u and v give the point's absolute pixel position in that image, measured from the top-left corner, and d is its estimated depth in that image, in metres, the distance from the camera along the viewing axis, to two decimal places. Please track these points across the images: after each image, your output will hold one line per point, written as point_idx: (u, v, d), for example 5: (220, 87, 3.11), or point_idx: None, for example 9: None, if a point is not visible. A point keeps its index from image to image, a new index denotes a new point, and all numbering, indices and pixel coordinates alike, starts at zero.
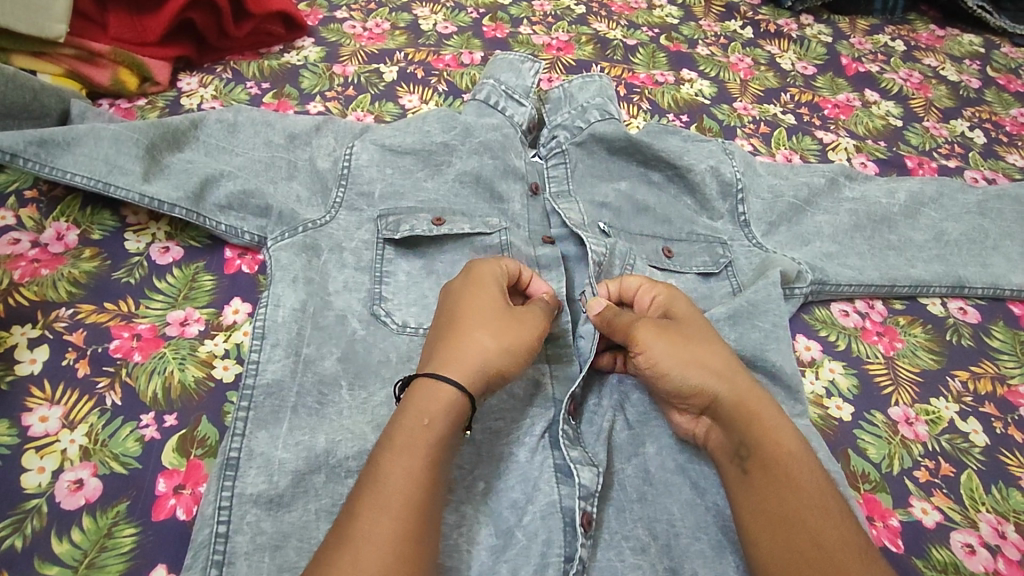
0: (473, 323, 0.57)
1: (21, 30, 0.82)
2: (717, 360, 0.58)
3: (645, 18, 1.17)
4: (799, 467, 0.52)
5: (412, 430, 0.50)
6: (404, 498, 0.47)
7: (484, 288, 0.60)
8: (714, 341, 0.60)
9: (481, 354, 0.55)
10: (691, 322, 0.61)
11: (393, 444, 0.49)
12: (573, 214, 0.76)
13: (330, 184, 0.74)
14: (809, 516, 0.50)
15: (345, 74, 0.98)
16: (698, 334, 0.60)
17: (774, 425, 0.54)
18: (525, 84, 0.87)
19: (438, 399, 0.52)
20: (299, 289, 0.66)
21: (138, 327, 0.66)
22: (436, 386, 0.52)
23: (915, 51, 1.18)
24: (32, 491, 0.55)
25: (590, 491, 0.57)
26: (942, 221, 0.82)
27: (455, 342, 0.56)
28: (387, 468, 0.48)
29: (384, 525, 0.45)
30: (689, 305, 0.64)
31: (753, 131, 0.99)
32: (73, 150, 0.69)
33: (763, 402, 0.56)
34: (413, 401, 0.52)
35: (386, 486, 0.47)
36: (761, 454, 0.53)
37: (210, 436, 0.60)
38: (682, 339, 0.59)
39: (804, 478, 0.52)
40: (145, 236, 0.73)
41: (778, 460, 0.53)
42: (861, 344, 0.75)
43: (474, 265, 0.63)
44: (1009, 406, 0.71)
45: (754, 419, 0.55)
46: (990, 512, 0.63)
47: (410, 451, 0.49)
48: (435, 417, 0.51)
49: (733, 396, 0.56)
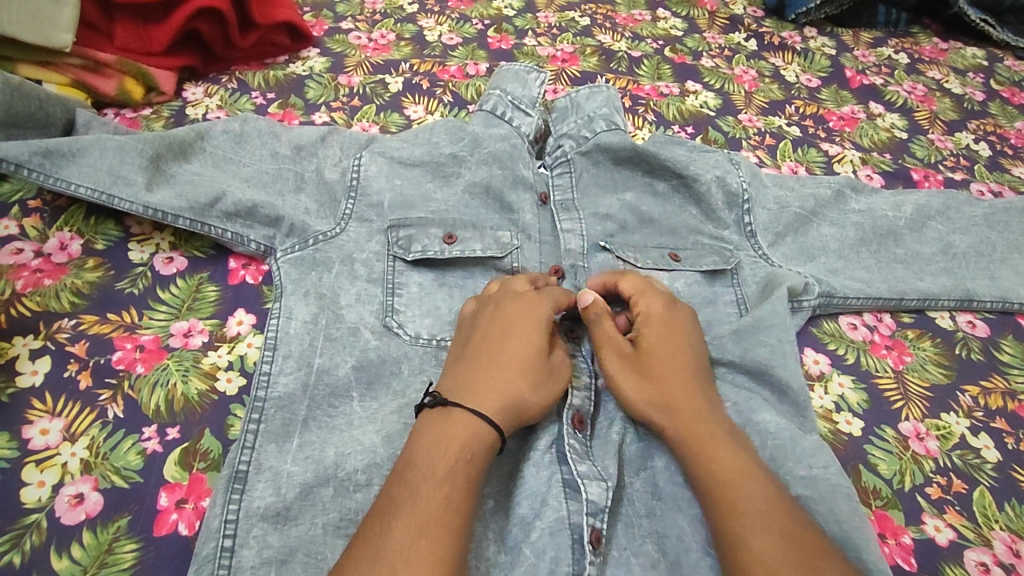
0: (517, 368, 0.57)
1: (28, 40, 0.82)
2: (673, 387, 0.59)
3: (649, 30, 1.18)
4: (745, 490, 0.51)
5: (454, 459, 0.50)
6: (442, 522, 0.46)
7: (531, 331, 0.60)
8: (677, 367, 0.60)
9: (517, 394, 0.56)
10: (659, 347, 0.62)
11: (435, 471, 0.49)
12: (572, 239, 0.76)
13: (339, 195, 0.74)
14: (751, 536, 0.49)
15: (350, 85, 0.98)
16: (658, 360, 0.61)
17: (719, 455, 0.54)
18: (531, 95, 0.87)
19: (480, 436, 0.52)
20: (311, 302, 0.65)
21: (141, 338, 0.65)
22: (476, 423, 0.52)
23: (918, 64, 1.18)
24: (32, 505, 0.54)
25: (600, 507, 0.55)
26: (949, 234, 0.82)
27: (496, 384, 0.55)
28: (426, 491, 0.47)
29: (422, 546, 0.45)
30: (668, 327, 0.64)
31: (759, 143, 0.99)
32: (77, 161, 0.69)
33: (712, 427, 0.56)
34: (457, 430, 0.52)
35: (425, 509, 0.47)
36: (704, 479, 0.53)
37: (213, 449, 0.59)
38: (637, 370, 0.61)
39: (747, 500, 0.51)
40: (148, 247, 0.73)
41: (721, 483, 0.52)
42: (870, 358, 0.74)
43: (528, 299, 0.63)
44: (1020, 421, 0.71)
45: (700, 449, 0.55)
46: (1003, 530, 0.62)
47: (453, 480, 0.49)
48: (479, 450, 0.51)
49: (678, 424, 0.57)
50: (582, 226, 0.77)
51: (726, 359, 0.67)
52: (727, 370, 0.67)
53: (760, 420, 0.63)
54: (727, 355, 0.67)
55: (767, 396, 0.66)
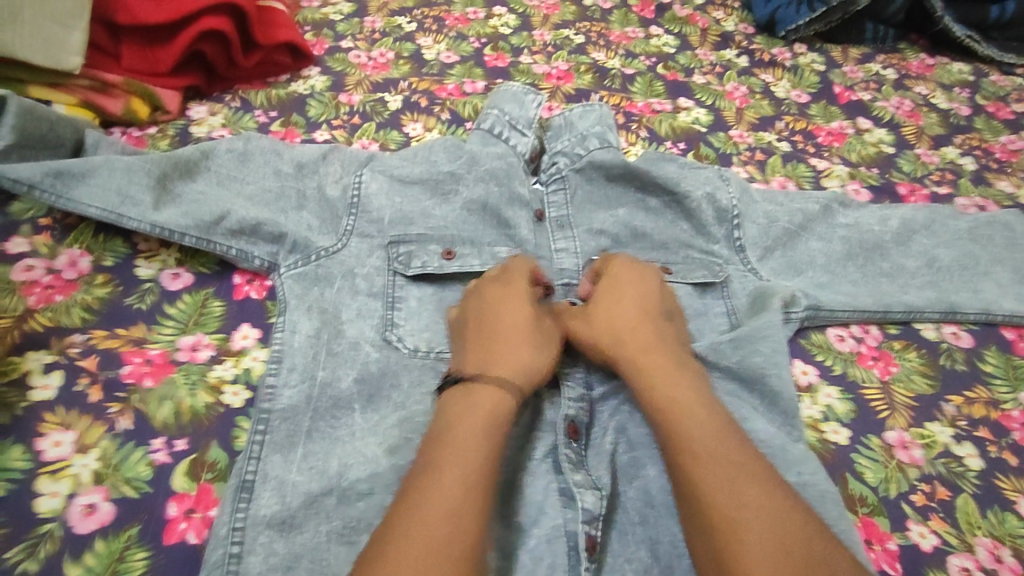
0: (516, 341, 0.62)
1: (38, 62, 0.84)
2: (627, 335, 0.64)
3: (642, 47, 1.20)
4: (707, 436, 0.54)
5: (486, 421, 0.54)
6: (486, 476, 0.51)
7: (518, 307, 0.65)
8: (631, 317, 0.66)
9: (527, 364, 0.60)
10: (616, 301, 0.67)
11: (476, 430, 0.53)
12: (566, 257, 0.79)
13: (340, 212, 0.76)
14: (713, 480, 0.51)
15: (351, 103, 1.00)
16: (615, 314, 0.66)
17: (682, 404, 0.57)
18: (528, 115, 0.89)
19: (502, 401, 0.56)
20: (313, 316, 0.68)
21: (149, 352, 0.67)
22: (497, 393, 0.57)
23: (905, 80, 1.21)
24: (45, 516, 0.56)
25: (595, 515, 0.57)
26: (933, 247, 0.84)
27: (501, 359, 0.60)
28: (472, 447, 0.52)
29: (471, 492, 0.49)
30: (626, 285, 0.69)
31: (749, 158, 1.01)
32: (88, 181, 0.71)
33: (667, 370, 0.60)
34: (479, 400, 0.56)
35: (471, 462, 0.51)
36: (664, 421, 0.57)
37: (220, 460, 0.61)
38: (590, 322, 0.67)
39: (711, 447, 0.53)
40: (156, 263, 0.75)
41: (681, 428, 0.55)
42: (856, 369, 0.76)
43: (507, 280, 0.68)
44: (1003, 430, 0.73)
45: (653, 388, 0.59)
46: (986, 536, 0.64)
47: (490, 439, 0.53)
48: (504, 416, 0.56)
49: (633, 366, 0.62)
50: (576, 243, 0.80)
51: (721, 364, 0.69)
52: (722, 378, 0.69)
53: (752, 428, 0.65)
54: (725, 361, 0.69)
55: (756, 406, 0.68)
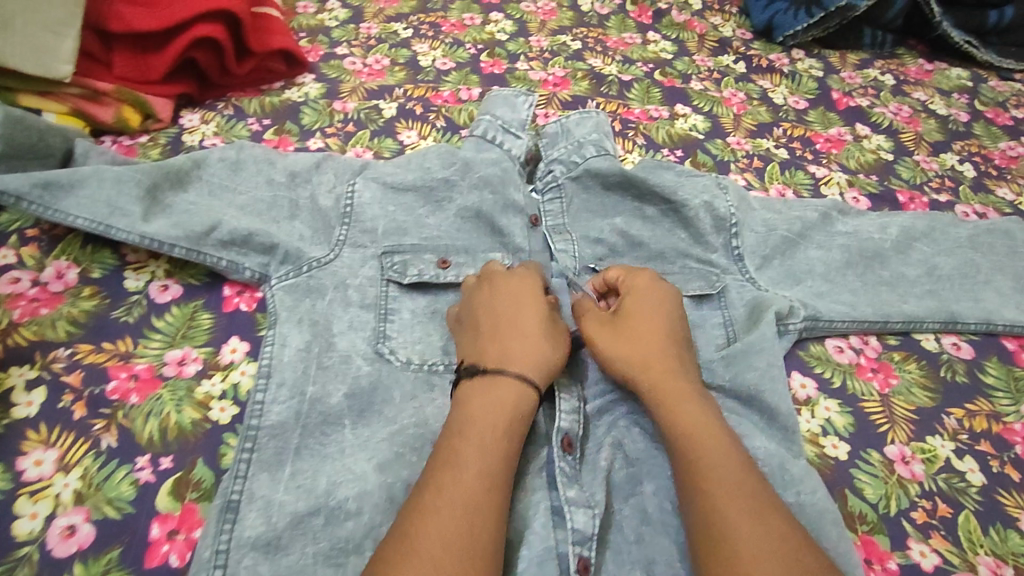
0: (532, 333, 0.62)
1: (28, 70, 0.84)
2: (647, 349, 0.63)
3: (640, 53, 1.20)
4: (720, 462, 0.54)
5: (510, 415, 0.56)
6: (505, 471, 0.53)
7: (533, 300, 0.65)
8: (652, 331, 0.64)
9: (543, 355, 0.61)
10: (637, 314, 0.66)
11: (498, 425, 0.55)
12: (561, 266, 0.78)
13: (333, 222, 0.75)
14: (724, 506, 0.50)
15: (345, 111, 0.99)
16: (635, 325, 0.65)
17: (696, 426, 0.56)
18: (520, 118, 0.88)
19: (524, 395, 0.58)
20: (304, 330, 0.67)
21: (136, 367, 0.66)
22: (520, 385, 0.58)
23: (904, 85, 1.20)
24: (25, 538, 0.55)
25: (587, 535, 0.57)
26: (933, 256, 0.83)
27: (518, 351, 0.61)
28: (492, 441, 0.54)
29: (492, 486, 0.51)
30: (646, 297, 0.68)
31: (747, 165, 1.00)
32: (75, 192, 0.70)
33: (685, 391, 0.60)
34: (502, 392, 0.57)
35: (492, 457, 0.53)
36: (680, 444, 0.56)
37: (205, 479, 0.60)
38: (610, 332, 0.65)
39: (724, 473, 0.53)
40: (144, 275, 0.74)
41: (696, 451, 0.55)
42: (855, 381, 0.75)
43: (518, 275, 0.68)
44: (1005, 444, 0.71)
45: (671, 408, 0.58)
46: (988, 554, 0.63)
47: (512, 433, 0.55)
48: (526, 410, 0.57)
49: (650, 384, 0.61)
50: (571, 253, 0.79)
51: (714, 381, 0.69)
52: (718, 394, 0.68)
53: (751, 445, 0.63)
54: (718, 379, 0.69)
55: (754, 421, 0.66)
